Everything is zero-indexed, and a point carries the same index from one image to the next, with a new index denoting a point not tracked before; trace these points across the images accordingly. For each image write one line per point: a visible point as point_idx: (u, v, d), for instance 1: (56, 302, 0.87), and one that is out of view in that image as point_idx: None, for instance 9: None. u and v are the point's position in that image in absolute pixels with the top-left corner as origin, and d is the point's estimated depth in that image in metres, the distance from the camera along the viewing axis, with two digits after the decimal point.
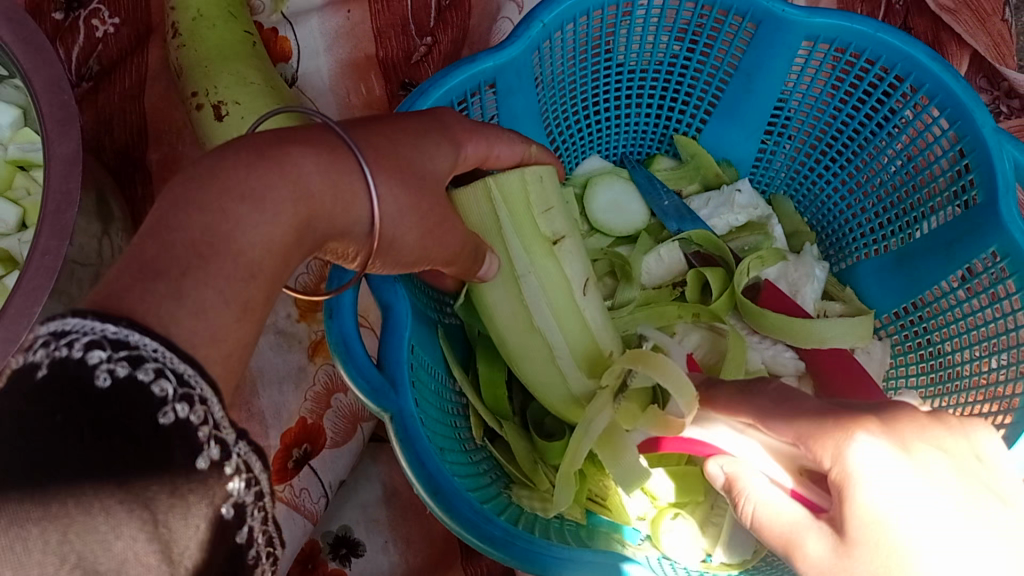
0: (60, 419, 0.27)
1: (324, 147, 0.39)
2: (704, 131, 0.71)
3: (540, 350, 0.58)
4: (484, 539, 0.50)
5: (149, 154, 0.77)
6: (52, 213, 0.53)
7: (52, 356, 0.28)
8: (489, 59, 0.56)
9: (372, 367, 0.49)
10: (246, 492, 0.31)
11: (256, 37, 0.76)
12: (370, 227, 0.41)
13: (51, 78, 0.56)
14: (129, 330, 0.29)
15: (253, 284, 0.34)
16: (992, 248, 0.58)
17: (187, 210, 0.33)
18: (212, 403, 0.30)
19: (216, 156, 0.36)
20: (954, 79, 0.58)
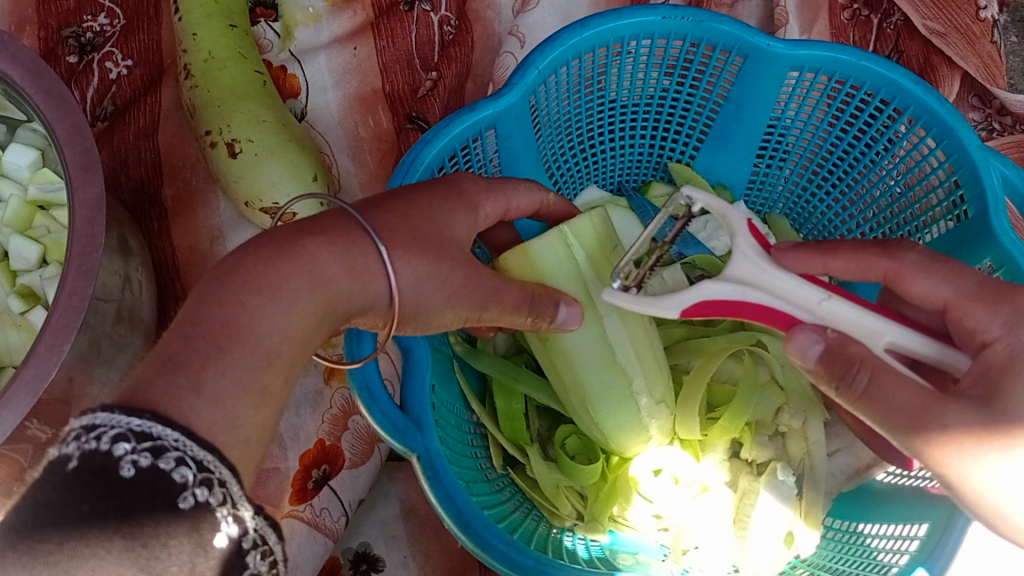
0: (87, 507, 0.30)
1: (338, 236, 0.41)
2: (697, 157, 0.73)
3: (621, 385, 0.60)
4: (515, 567, 0.52)
5: (164, 190, 0.79)
6: (78, 255, 0.55)
7: (83, 448, 0.30)
8: (488, 106, 0.58)
9: (395, 410, 0.51)
10: (261, 563, 0.33)
11: (266, 76, 0.79)
12: (389, 300, 0.43)
13: (73, 126, 0.58)
14: (152, 423, 0.31)
15: (270, 370, 0.36)
16: (987, 260, 0.59)
17: (210, 306, 0.36)
18: (230, 483, 0.33)
19: (236, 256, 0.39)
20: (937, 100, 0.60)
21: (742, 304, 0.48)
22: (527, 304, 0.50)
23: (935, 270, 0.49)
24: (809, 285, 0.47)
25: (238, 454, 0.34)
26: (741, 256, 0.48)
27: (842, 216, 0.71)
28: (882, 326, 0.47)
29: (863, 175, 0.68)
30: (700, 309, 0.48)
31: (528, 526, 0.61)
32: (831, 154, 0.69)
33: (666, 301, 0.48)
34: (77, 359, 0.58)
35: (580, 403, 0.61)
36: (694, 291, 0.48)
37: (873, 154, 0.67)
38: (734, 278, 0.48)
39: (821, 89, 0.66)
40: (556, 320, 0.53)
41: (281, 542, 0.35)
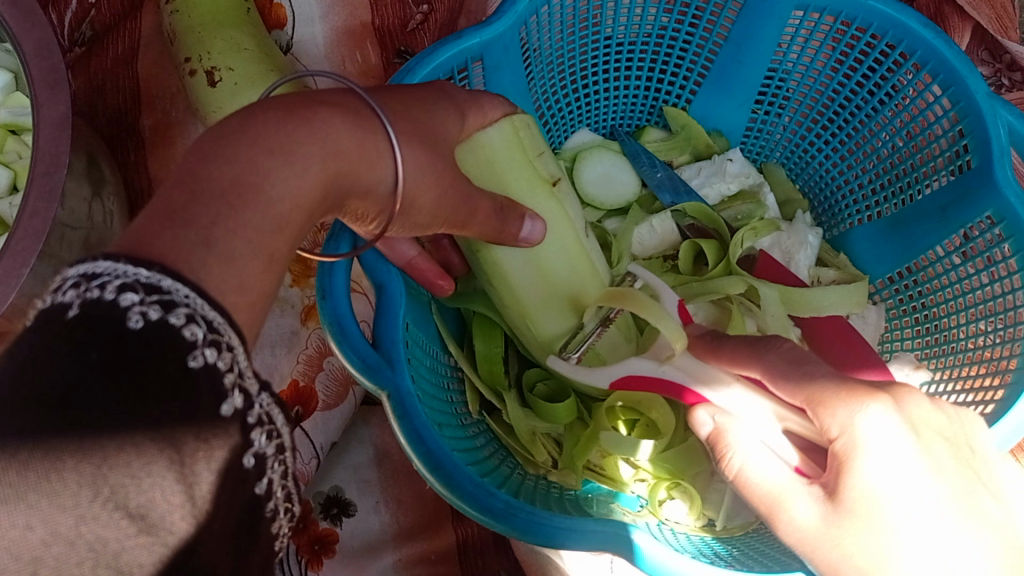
0: (95, 356, 0.25)
1: (353, 111, 0.39)
2: (694, 102, 0.71)
3: (560, 298, 0.58)
4: (484, 510, 0.49)
5: (142, 120, 0.76)
6: (41, 175, 0.53)
7: (83, 297, 0.26)
8: (475, 35, 0.55)
9: (367, 346, 0.50)
10: (267, 444, 0.29)
11: (250, 4, 0.75)
12: (392, 185, 0.41)
13: (41, 42, 0.55)
14: (161, 275, 0.27)
15: (280, 237, 0.33)
16: (988, 212, 0.57)
17: (215, 163, 0.31)
18: (238, 351, 0.29)
19: (244, 115, 0.35)
20: (945, 45, 0.57)
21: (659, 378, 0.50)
22: (496, 215, 0.49)
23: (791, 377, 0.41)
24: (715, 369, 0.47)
25: (244, 319, 0.31)
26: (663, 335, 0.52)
27: (841, 169, 0.69)
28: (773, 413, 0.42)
29: (862, 126, 0.66)
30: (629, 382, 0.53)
31: (504, 471, 0.58)
32: (831, 102, 0.67)
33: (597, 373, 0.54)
34: (41, 286, 0.56)
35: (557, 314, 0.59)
36: (622, 367, 0.53)
37: (875, 103, 0.64)
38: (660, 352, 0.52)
39: (825, 31, 0.63)
40: (519, 234, 0.52)
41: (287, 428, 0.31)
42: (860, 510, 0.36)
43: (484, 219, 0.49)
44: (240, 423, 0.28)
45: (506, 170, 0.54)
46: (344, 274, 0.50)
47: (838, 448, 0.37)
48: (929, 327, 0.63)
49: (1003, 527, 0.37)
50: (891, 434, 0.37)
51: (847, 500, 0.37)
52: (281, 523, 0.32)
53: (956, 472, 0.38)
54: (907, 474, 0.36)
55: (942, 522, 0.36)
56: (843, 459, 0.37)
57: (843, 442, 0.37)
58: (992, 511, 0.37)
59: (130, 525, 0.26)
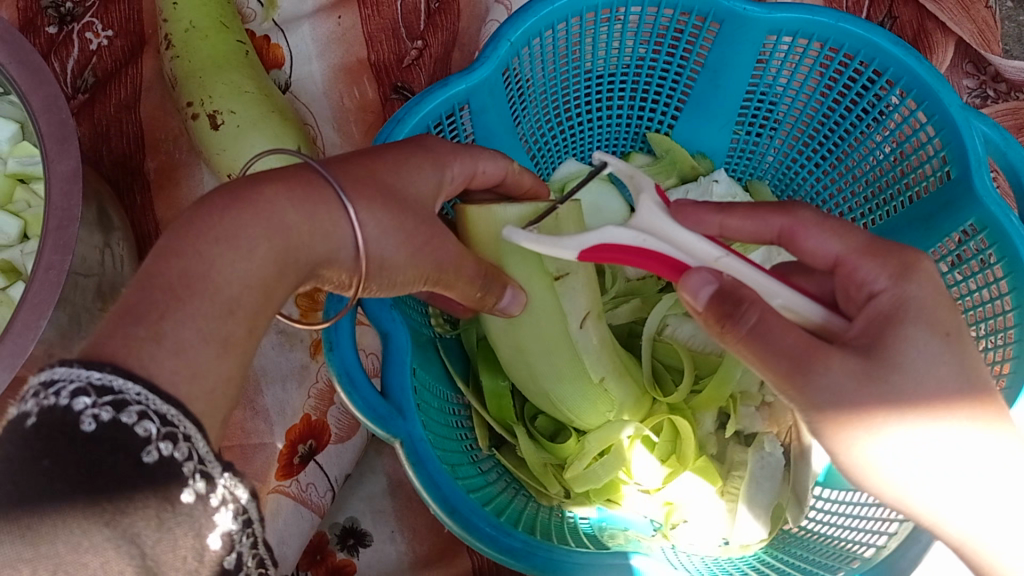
0: (47, 463, 0.30)
1: (302, 184, 0.42)
2: (675, 128, 0.72)
3: (523, 367, 0.59)
4: (504, 550, 0.52)
5: (147, 163, 0.78)
6: (54, 229, 0.54)
7: (43, 405, 0.30)
8: (460, 82, 0.57)
9: (377, 396, 0.51)
10: (234, 522, 0.33)
11: (249, 46, 0.77)
12: (354, 251, 0.43)
13: (49, 97, 0.56)
14: (113, 375, 0.31)
15: (231, 294, 0.37)
16: (971, 221, 0.58)
17: (166, 258, 0.36)
18: (196, 439, 0.33)
19: (193, 209, 0.39)
20: (917, 61, 0.59)
21: (640, 248, 0.47)
22: (481, 280, 0.50)
23: (828, 228, 0.49)
24: (707, 241, 0.47)
25: (203, 407, 0.34)
26: (647, 209, 0.50)
27: (828, 185, 0.70)
28: (777, 287, 0.46)
29: (843, 140, 0.67)
30: (600, 253, 0.48)
31: (516, 506, 0.60)
32: (810, 121, 0.69)
33: (568, 241, 0.48)
34: (57, 334, 0.57)
35: (527, 375, 0.59)
36: (596, 233, 0.48)
37: (853, 119, 0.66)
38: (644, 228, 0.49)
39: (799, 53, 0.65)
40: (500, 304, 0.53)
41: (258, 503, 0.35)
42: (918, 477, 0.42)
43: (468, 278, 0.49)
44: (205, 504, 0.32)
45: (507, 249, 0.53)
46: (350, 323, 0.51)
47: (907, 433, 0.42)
48: None
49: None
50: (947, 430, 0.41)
51: (916, 423, 0.41)
52: None
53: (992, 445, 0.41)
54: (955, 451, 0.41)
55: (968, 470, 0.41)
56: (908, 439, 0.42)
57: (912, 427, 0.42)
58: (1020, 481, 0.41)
59: None
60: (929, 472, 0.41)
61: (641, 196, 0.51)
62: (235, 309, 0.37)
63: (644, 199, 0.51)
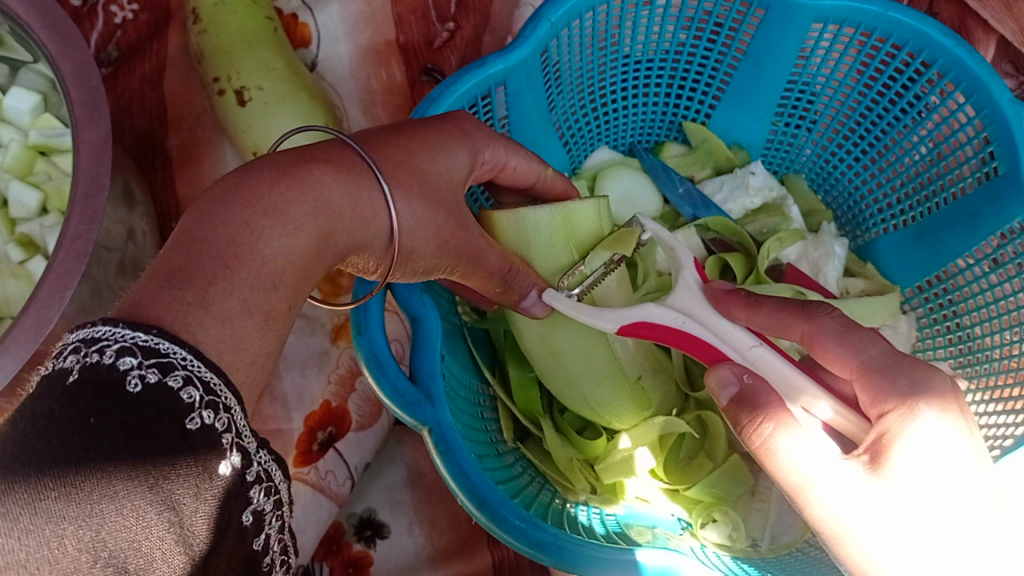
0: (93, 421, 0.27)
1: (347, 168, 0.40)
2: (714, 115, 0.71)
3: (560, 374, 0.59)
4: (532, 544, 0.50)
5: (169, 140, 0.77)
6: (82, 198, 0.53)
7: (84, 362, 0.28)
8: (498, 62, 0.56)
9: (406, 382, 0.50)
10: (264, 499, 0.32)
11: (277, 23, 0.76)
12: (388, 239, 0.42)
13: (79, 64, 0.55)
14: (159, 338, 0.29)
15: (272, 267, 0.35)
16: (1018, 220, 0.57)
17: (210, 225, 0.33)
18: (235, 412, 0.31)
19: (239, 174, 0.36)
20: (967, 53, 0.57)
21: (676, 330, 0.48)
22: (500, 275, 0.49)
23: (845, 339, 0.42)
24: (746, 332, 0.46)
25: (243, 377, 0.33)
26: (686, 290, 0.51)
27: (867, 180, 0.68)
28: (802, 383, 0.43)
29: (886, 134, 0.66)
30: (640, 330, 0.50)
31: (542, 500, 0.59)
32: (852, 113, 0.67)
33: (609, 314, 0.50)
34: (78, 308, 0.56)
35: (564, 383, 0.59)
36: (635, 311, 0.50)
37: (897, 112, 0.64)
38: (680, 308, 0.50)
39: (843, 43, 0.63)
40: (522, 301, 0.53)
41: (285, 480, 0.35)
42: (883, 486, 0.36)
43: (488, 272, 0.49)
44: (240, 478, 0.31)
45: (538, 254, 0.56)
46: (381, 309, 0.50)
47: (886, 426, 0.37)
48: (960, 338, 0.63)
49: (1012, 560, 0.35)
50: (936, 438, 0.36)
51: (889, 472, 0.36)
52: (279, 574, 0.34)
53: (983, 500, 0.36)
54: (934, 472, 0.36)
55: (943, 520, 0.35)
56: (885, 440, 0.37)
57: (895, 424, 0.37)
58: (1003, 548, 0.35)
59: None
60: (887, 508, 0.36)
61: (681, 274, 0.52)
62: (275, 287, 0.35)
63: (685, 275, 0.51)
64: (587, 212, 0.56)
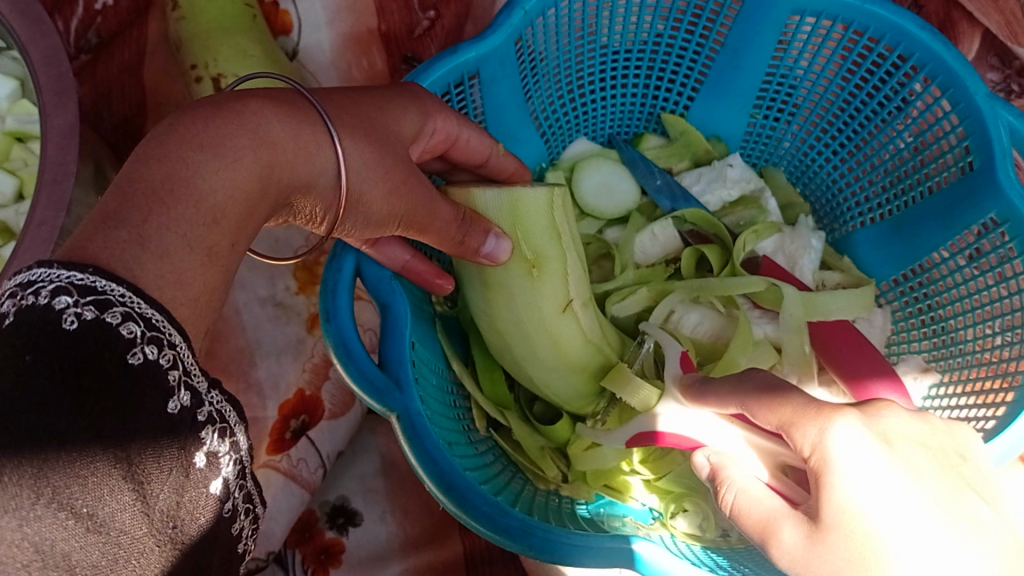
0: (29, 358, 0.28)
1: (287, 104, 0.40)
2: (692, 108, 0.70)
3: (507, 351, 0.59)
4: (498, 530, 0.49)
5: (148, 127, 0.77)
6: (49, 183, 0.52)
7: (20, 304, 0.29)
8: (471, 49, 0.55)
9: (374, 368, 0.50)
10: (217, 442, 0.33)
11: (256, 10, 0.75)
12: (335, 177, 0.42)
13: (49, 50, 0.55)
14: (96, 276, 0.29)
15: (215, 230, 0.35)
16: (992, 214, 0.57)
17: (141, 163, 0.33)
18: (180, 346, 0.31)
19: (178, 114, 0.36)
20: (943, 46, 0.57)
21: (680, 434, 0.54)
22: (458, 225, 0.49)
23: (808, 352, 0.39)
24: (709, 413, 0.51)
25: (187, 313, 0.33)
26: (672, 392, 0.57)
27: (845, 174, 0.68)
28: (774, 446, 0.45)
29: (864, 127, 0.65)
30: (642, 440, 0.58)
31: (514, 489, 0.58)
32: (830, 107, 0.66)
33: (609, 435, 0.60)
34: None
35: (513, 361, 0.60)
36: (633, 425, 0.58)
37: (875, 105, 0.64)
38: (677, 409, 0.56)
39: (822, 35, 0.63)
40: (482, 250, 0.51)
41: (245, 426, 0.35)
42: (840, 526, 0.35)
43: (445, 223, 0.48)
44: (190, 417, 0.31)
45: None
46: (351, 297, 0.50)
47: (813, 466, 0.37)
48: (935, 329, 0.63)
49: (993, 528, 0.35)
50: (868, 463, 0.36)
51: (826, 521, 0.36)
52: (245, 522, 0.36)
53: (935, 475, 0.36)
54: (883, 497, 0.35)
55: (906, 524, 0.34)
56: (817, 476, 0.37)
57: (817, 458, 0.37)
58: (983, 516, 0.35)
59: (76, 524, 0.28)
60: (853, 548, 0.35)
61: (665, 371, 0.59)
62: (211, 257, 0.34)
63: (669, 370, 0.58)
64: (539, 202, 0.54)
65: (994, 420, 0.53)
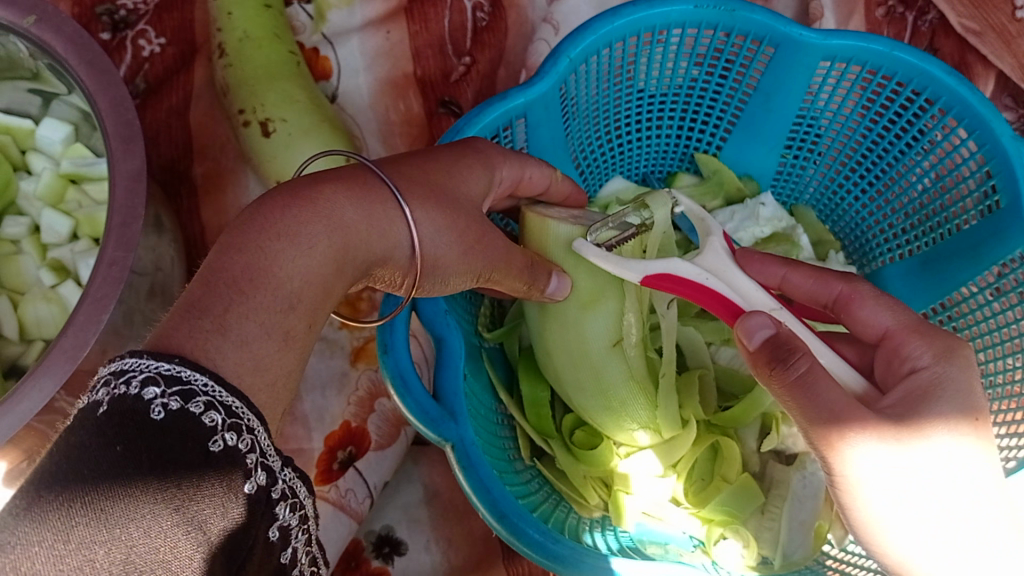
0: (119, 449, 0.29)
1: (357, 184, 0.43)
2: (724, 148, 0.73)
3: (589, 381, 0.61)
4: (547, 555, 0.53)
5: (194, 168, 0.79)
6: (118, 226, 0.55)
7: (112, 394, 0.30)
8: (519, 96, 0.58)
9: (430, 400, 0.52)
10: (290, 515, 0.35)
11: (299, 56, 0.79)
12: (409, 250, 0.45)
13: (115, 98, 0.58)
14: (181, 367, 0.32)
15: (293, 314, 0.38)
16: (1017, 251, 0.59)
17: (230, 253, 0.37)
18: (258, 432, 0.34)
19: (255, 205, 0.39)
20: (969, 91, 0.59)
21: (701, 285, 0.51)
22: (528, 270, 0.53)
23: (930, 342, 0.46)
24: (768, 295, 0.51)
25: (264, 398, 0.36)
26: (712, 252, 0.53)
27: (873, 211, 0.71)
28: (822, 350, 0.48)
29: (892, 166, 0.68)
30: (662, 282, 0.52)
31: (558, 515, 0.61)
32: (859, 147, 0.69)
33: (633, 263, 0.52)
34: (113, 332, 0.59)
35: (591, 394, 0.61)
36: (664, 262, 0.52)
37: (903, 146, 0.66)
38: (707, 268, 0.52)
39: (841, 78, 0.66)
40: (546, 290, 0.55)
41: (308, 497, 0.38)
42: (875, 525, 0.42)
43: (517, 272, 0.52)
44: (266, 495, 0.33)
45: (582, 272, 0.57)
46: (405, 327, 0.53)
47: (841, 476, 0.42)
48: None
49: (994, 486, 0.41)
50: (881, 478, 0.40)
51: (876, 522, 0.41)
52: None
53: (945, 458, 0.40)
54: (898, 493, 0.40)
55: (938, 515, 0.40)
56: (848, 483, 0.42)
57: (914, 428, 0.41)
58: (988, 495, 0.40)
59: None
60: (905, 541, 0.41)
61: (708, 237, 0.54)
62: (288, 341, 0.38)
63: (713, 239, 0.54)
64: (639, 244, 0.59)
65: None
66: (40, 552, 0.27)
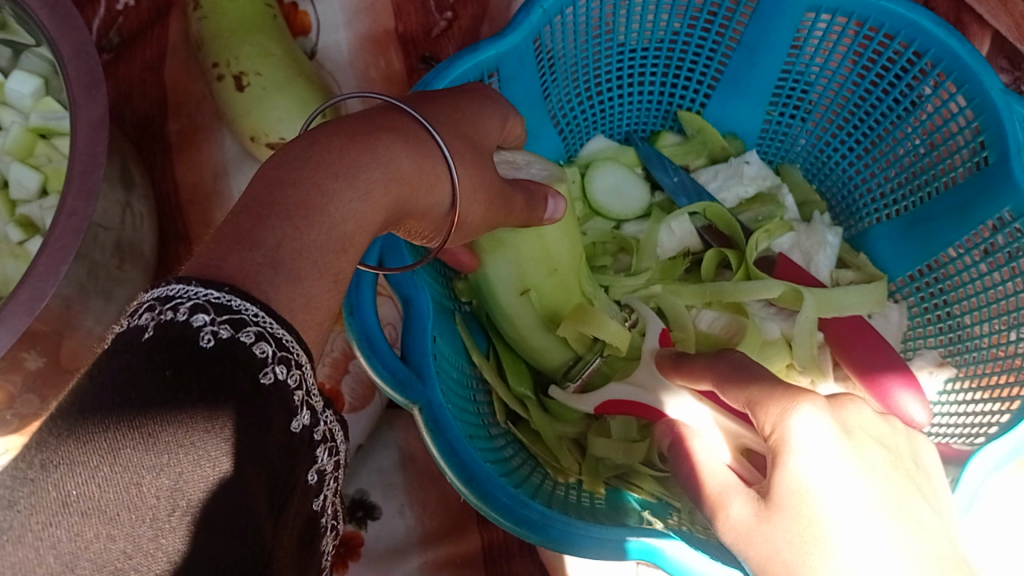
0: (170, 373, 0.28)
1: (413, 138, 0.40)
2: (708, 106, 0.72)
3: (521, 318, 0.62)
4: (519, 522, 0.50)
5: (169, 125, 0.77)
6: (78, 175, 0.53)
7: (158, 320, 0.29)
8: (490, 47, 0.56)
9: (397, 360, 0.51)
10: (327, 459, 0.35)
11: (276, 10, 0.76)
12: (449, 206, 0.43)
13: (78, 44, 0.56)
14: (231, 296, 0.29)
15: (345, 256, 0.35)
16: (1006, 209, 0.57)
17: (284, 187, 0.33)
18: (305, 367, 0.32)
19: (310, 140, 0.36)
20: (958, 42, 0.57)
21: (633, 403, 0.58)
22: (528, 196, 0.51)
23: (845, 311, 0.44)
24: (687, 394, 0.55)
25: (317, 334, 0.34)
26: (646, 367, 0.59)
27: (860, 171, 0.69)
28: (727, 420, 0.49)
29: (881, 123, 0.66)
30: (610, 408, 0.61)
31: (535, 482, 0.59)
32: (846, 103, 0.67)
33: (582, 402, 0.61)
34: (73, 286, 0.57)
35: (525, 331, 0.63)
36: (601, 394, 0.61)
37: (891, 103, 0.65)
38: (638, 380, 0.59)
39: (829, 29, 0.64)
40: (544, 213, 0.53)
41: (342, 440, 0.37)
42: (787, 505, 0.38)
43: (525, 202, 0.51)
44: (309, 435, 0.33)
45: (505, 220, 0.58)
46: (371, 287, 0.51)
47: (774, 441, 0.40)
48: (949, 326, 0.63)
49: (936, 528, 0.36)
50: (820, 441, 0.38)
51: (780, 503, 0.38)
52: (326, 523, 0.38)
53: (888, 472, 0.38)
54: (831, 472, 0.37)
55: (845, 507, 0.36)
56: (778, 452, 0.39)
57: (777, 434, 0.39)
58: (927, 519, 0.36)
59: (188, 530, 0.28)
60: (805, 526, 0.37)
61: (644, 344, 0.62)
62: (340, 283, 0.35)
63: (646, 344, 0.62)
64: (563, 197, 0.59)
65: (1008, 414, 0.54)
66: (84, 474, 0.26)
